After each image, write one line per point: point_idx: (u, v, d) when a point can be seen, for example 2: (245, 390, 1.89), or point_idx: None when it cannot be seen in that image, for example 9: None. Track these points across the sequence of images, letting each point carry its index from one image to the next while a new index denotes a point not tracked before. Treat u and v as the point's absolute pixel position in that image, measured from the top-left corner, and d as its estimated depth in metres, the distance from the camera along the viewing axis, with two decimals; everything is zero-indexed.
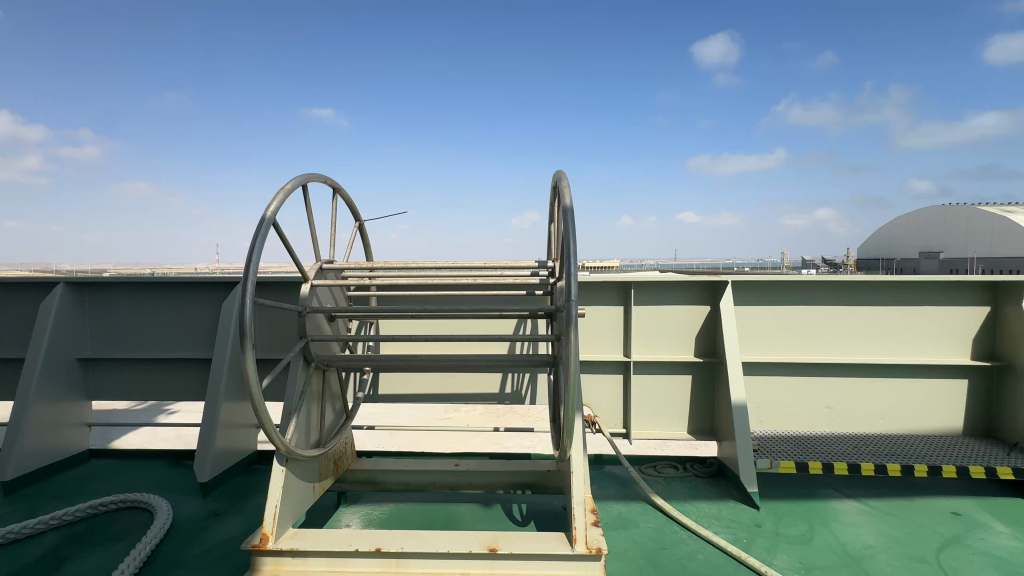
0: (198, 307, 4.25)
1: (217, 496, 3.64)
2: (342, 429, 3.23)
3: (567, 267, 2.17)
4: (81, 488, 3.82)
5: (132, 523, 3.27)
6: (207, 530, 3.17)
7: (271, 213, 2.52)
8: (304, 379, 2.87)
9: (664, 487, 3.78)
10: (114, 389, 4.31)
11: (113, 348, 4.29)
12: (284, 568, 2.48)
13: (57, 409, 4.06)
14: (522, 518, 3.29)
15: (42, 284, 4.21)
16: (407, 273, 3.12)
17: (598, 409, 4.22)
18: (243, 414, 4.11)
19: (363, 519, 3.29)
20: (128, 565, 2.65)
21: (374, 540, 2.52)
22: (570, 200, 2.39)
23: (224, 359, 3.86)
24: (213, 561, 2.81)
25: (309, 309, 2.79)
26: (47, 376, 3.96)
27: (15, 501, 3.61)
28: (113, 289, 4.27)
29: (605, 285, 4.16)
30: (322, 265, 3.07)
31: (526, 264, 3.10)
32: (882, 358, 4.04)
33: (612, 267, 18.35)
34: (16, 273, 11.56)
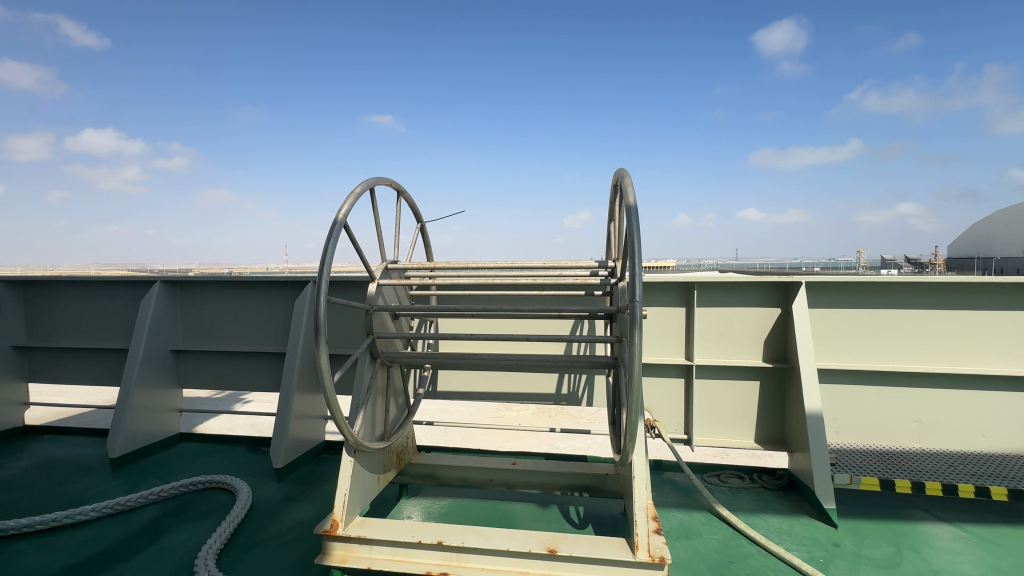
0: (274, 305, 4.56)
1: (290, 481, 3.88)
2: (404, 424, 3.35)
3: (631, 266, 2.09)
4: (173, 468, 4.21)
5: (216, 503, 3.55)
6: (282, 513, 3.39)
7: (342, 216, 2.64)
8: (371, 375, 3.00)
9: (728, 497, 3.61)
10: (201, 378, 4.72)
11: (200, 341, 4.69)
12: (352, 555, 2.59)
13: (154, 395, 4.50)
14: (579, 521, 3.24)
15: (143, 281, 4.67)
16: (467, 273, 3.17)
17: (657, 413, 4.08)
18: (314, 405, 4.36)
19: (424, 512, 3.37)
20: (214, 541, 2.88)
21: (436, 533, 2.59)
22: (633, 199, 2.32)
23: (298, 354, 4.13)
24: (288, 541, 3.01)
25: (376, 308, 2.91)
26: (147, 365, 4.40)
27: (119, 476, 4.03)
28: (201, 287, 4.66)
29: (667, 285, 4.03)
30: (387, 265, 3.18)
31: (585, 264, 3.05)
32: (1004, 369, 3.62)
33: (668, 267, 17.67)
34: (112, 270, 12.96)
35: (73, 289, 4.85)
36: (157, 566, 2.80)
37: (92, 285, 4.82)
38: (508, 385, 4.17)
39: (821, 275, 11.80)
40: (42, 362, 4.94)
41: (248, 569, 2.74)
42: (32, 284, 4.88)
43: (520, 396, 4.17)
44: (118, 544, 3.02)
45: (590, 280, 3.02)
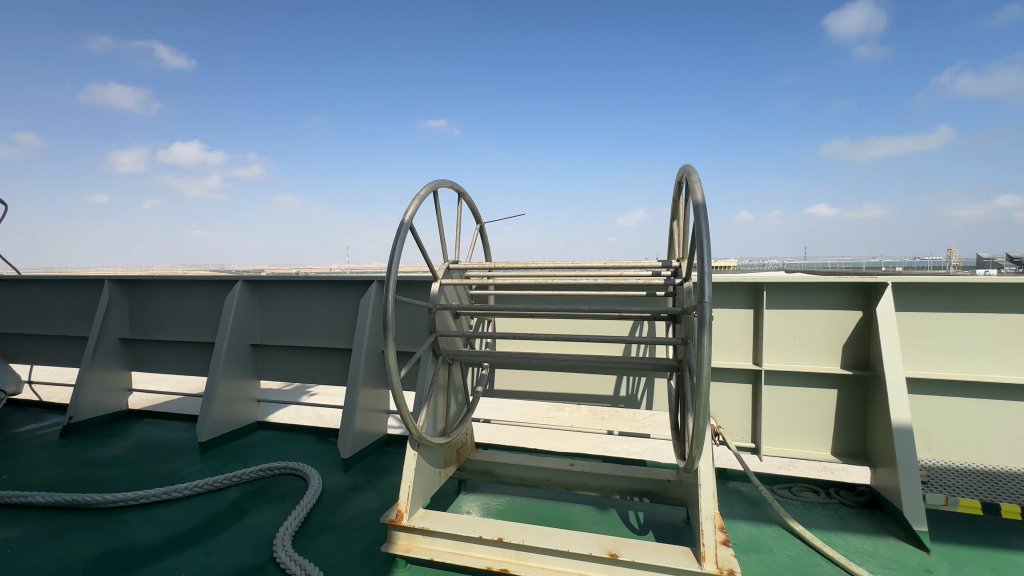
0: (342, 303, 4.81)
1: (355, 471, 4.08)
2: (464, 420, 3.42)
3: (701, 266, 2.00)
4: (252, 453, 4.54)
5: (291, 488, 3.80)
6: (349, 501, 3.57)
7: (408, 217, 2.72)
8: (433, 371, 3.09)
9: (801, 512, 3.39)
10: (277, 370, 5.06)
11: (276, 336, 5.04)
12: (416, 544, 2.69)
13: (236, 385, 4.88)
14: (640, 527, 3.16)
15: (227, 280, 5.08)
16: (527, 272, 3.18)
17: (722, 419, 3.90)
18: (377, 399, 4.55)
19: (482, 508, 3.42)
20: (290, 523, 3.08)
21: (496, 529, 2.63)
22: (702, 196, 2.23)
23: (363, 350, 4.33)
24: (356, 528, 3.16)
25: (439, 306, 2.99)
26: (230, 357, 4.78)
27: (207, 459, 4.41)
28: (277, 286, 5.00)
29: (733, 286, 3.85)
30: (449, 265, 3.26)
31: (648, 264, 2.98)
32: None
33: (728, 267, 16.88)
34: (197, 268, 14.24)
35: (169, 287, 5.37)
36: (241, 542, 3.04)
37: (185, 284, 5.30)
38: (564, 386, 4.15)
39: (899, 274, 10.86)
40: (143, 352, 5.50)
41: (320, 551, 2.90)
42: (135, 282, 5.44)
43: (577, 397, 4.13)
44: (207, 520, 3.30)
45: (653, 280, 2.94)
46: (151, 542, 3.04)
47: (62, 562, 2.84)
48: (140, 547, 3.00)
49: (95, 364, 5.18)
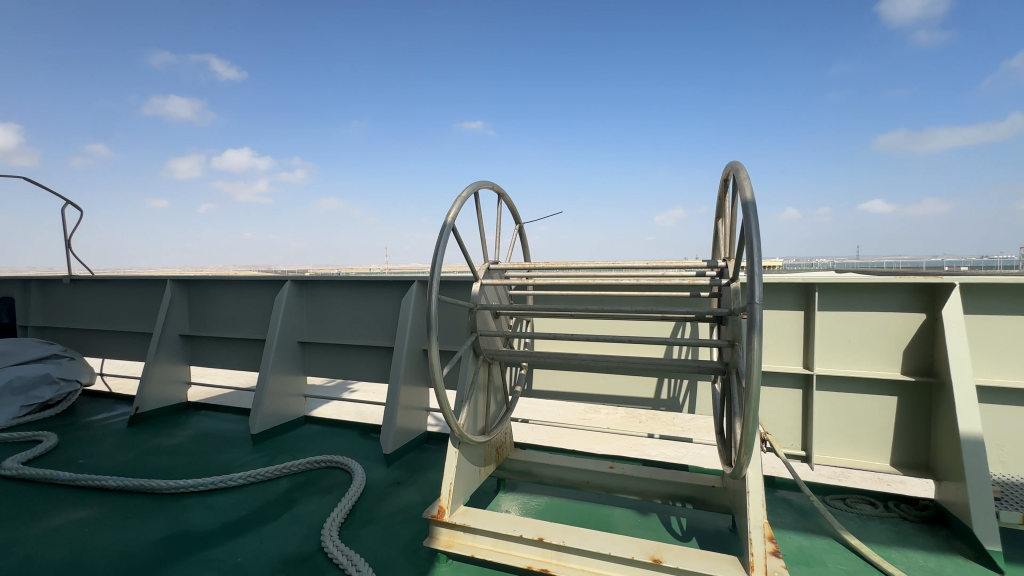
0: (384, 303, 4.94)
1: (397, 466, 4.18)
2: (503, 419, 3.44)
3: (750, 266, 1.94)
4: (299, 446, 4.73)
5: (336, 481, 3.94)
6: (392, 495, 3.66)
7: (450, 218, 2.73)
8: (473, 370, 3.13)
9: (857, 525, 3.21)
10: (322, 367, 5.26)
11: (322, 334, 5.23)
12: (457, 541, 2.74)
13: (285, 380, 5.10)
14: (683, 533, 3.09)
15: (276, 281, 5.31)
16: (567, 273, 3.16)
17: (770, 425, 3.75)
18: (417, 397, 4.65)
19: (521, 507, 3.43)
20: (337, 514, 3.20)
21: (536, 529, 2.64)
22: (751, 193, 2.15)
23: (404, 348, 4.43)
24: (399, 522, 3.24)
25: (480, 306, 3.02)
26: (280, 353, 5.00)
27: (258, 451, 4.63)
28: (323, 285, 5.19)
29: (782, 287, 3.70)
30: (489, 265, 3.28)
31: (693, 264, 2.90)
32: None
33: (773, 267, 16.22)
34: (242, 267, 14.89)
35: (224, 287, 5.67)
36: (292, 531, 3.17)
37: (238, 284, 5.59)
38: (603, 387, 4.10)
39: (960, 274, 10.18)
40: (200, 348, 5.83)
41: (365, 543, 2.99)
42: (194, 282, 5.78)
43: (617, 399, 4.07)
44: (260, 509, 3.47)
45: (698, 281, 2.86)
46: (210, 527, 3.23)
47: (131, 542, 3.06)
48: (201, 531, 3.18)
49: (158, 358, 5.53)
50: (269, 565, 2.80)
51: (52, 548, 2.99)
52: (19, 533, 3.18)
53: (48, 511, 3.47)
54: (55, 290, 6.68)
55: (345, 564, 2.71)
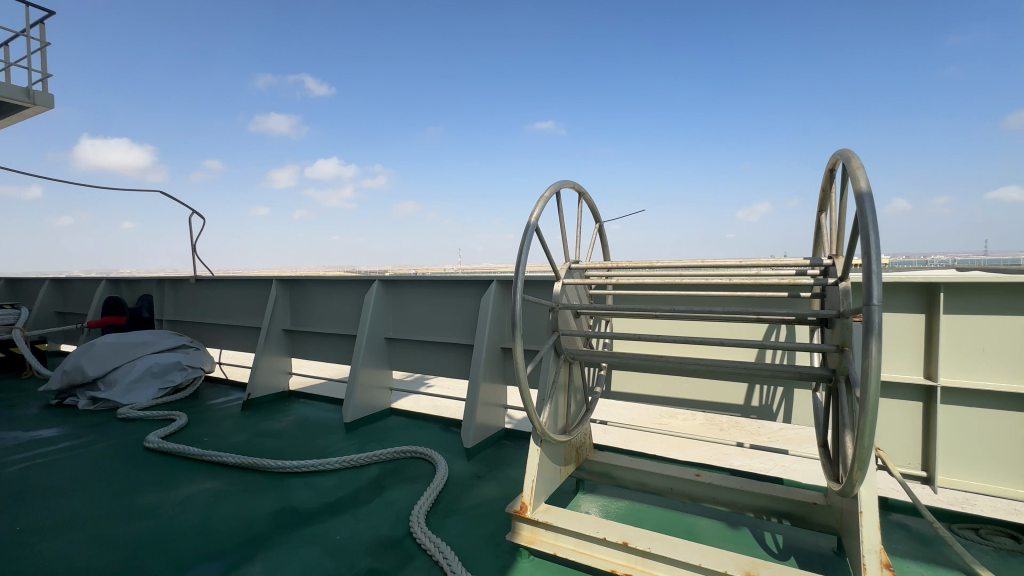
0: (464, 301, 5.11)
1: (477, 461, 4.30)
2: (583, 419, 3.42)
3: (868, 264, 1.76)
4: (386, 436, 5.03)
5: (421, 471, 4.14)
6: (473, 488, 3.78)
7: (534, 218, 2.73)
8: (555, 370, 3.14)
9: (994, 560, 2.81)
10: (406, 362, 5.55)
11: (406, 331, 5.52)
12: (539, 537, 2.77)
13: (374, 374, 5.45)
14: (779, 551, 2.88)
15: (366, 281, 5.69)
16: (651, 273, 3.07)
17: (882, 441, 3.38)
18: (496, 394, 4.75)
19: (601, 509, 3.39)
20: (424, 502, 3.37)
21: (620, 533, 2.60)
22: (866, 183, 1.94)
23: (484, 346, 4.55)
24: (481, 514, 3.34)
25: (561, 306, 3.02)
26: (369, 349, 5.35)
27: (350, 438, 4.98)
28: (407, 284, 5.48)
29: (897, 288, 3.32)
30: (570, 265, 3.27)
31: (793, 262, 2.69)
32: None
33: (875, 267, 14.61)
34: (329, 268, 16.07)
35: (321, 286, 6.18)
36: (383, 515, 3.39)
37: (332, 283, 6.06)
38: (688, 392, 3.92)
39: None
40: (300, 342, 6.39)
41: (451, 533, 3.12)
42: (295, 282, 6.36)
43: (703, 405, 3.88)
44: (355, 492, 3.74)
45: (799, 280, 2.65)
46: (313, 506, 3.54)
47: (248, 514, 3.43)
48: (305, 509, 3.50)
49: (265, 350, 6.15)
50: (365, 545, 3.01)
51: (187, 514, 3.44)
52: (161, 499, 3.69)
53: (182, 481, 3.99)
54: (184, 288, 7.66)
55: (433, 551, 2.84)
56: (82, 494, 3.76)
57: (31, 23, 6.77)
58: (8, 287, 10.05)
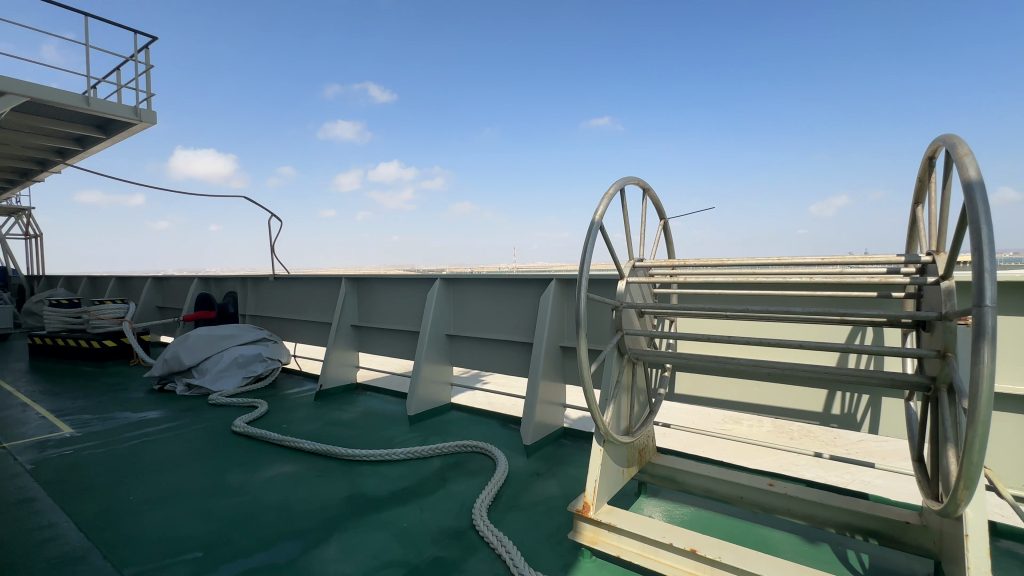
0: (523, 299, 5.15)
1: (537, 458, 4.32)
2: (647, 421, 3.34)
3: (976, 261, 1.59)
4: (448, 430, 5.17)
5: (482, 465, 4.23)
6: (533, 485, 3.80)
7: (598, 216, 2.68)
8: (618, 370, 3.09)
9: None
10: (466, 358, 5.68)
11: (466, 328, 5.65)
12: (602, 538, 2.74)
13: (435, 369, 5.62)
14: (865, 570, 2.68)
15: (428, 279, 5.88)
16: (721, 272, 2.94)
17: (989, 459, 3.03)
18: (555, 392, 4.75)
19: (665, 514, 3.29)
20: (487, 496, 3.44)
21: (688, 540, 2.54)
22: (976, 171, 1.75)
23: (544, 344, 4.57)
24: (542, 512, 3.36)
25: (625, 305, 2.96)
26: (431, 345, 5.53)
27: (414, 430, 5.17)
28: (468, 283, 5.61)
29: (1010, 289, 2.97)
30: (635, 262, 3.21)
31: (885, 260, 2.47)
32: None
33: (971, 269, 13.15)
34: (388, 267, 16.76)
35: (387, 284, 6.46)
36: (447, 506, 3.50)
37: (397, 281, 6.31)
38: (760, 397, 3.70)
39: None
40: (367, 337, 6.72)
41: (512, 527, 3.16)
42: (362, 280, 6.69)
43: (776, 411, 3.66)
44: (420, 482, 3.89)
45: (892, 279, 2.43)
46: (382, 493, 3.72)
47: (323, 497, 3.66)
48: (374, 496, 3.68)
49: (335, 344, 6.52)
50: (431, 534, 3.12)
51: (269, 494, 3.73)
52: (248, 478, 4.03)
53: (265, 464, 4.33)
54: (264, 286, 8.28)
55: (496, 544, 2.89)
56: (181, 471, 4.18)
57: (138, 50, 7.65)
58: (118, 285, 11.36)
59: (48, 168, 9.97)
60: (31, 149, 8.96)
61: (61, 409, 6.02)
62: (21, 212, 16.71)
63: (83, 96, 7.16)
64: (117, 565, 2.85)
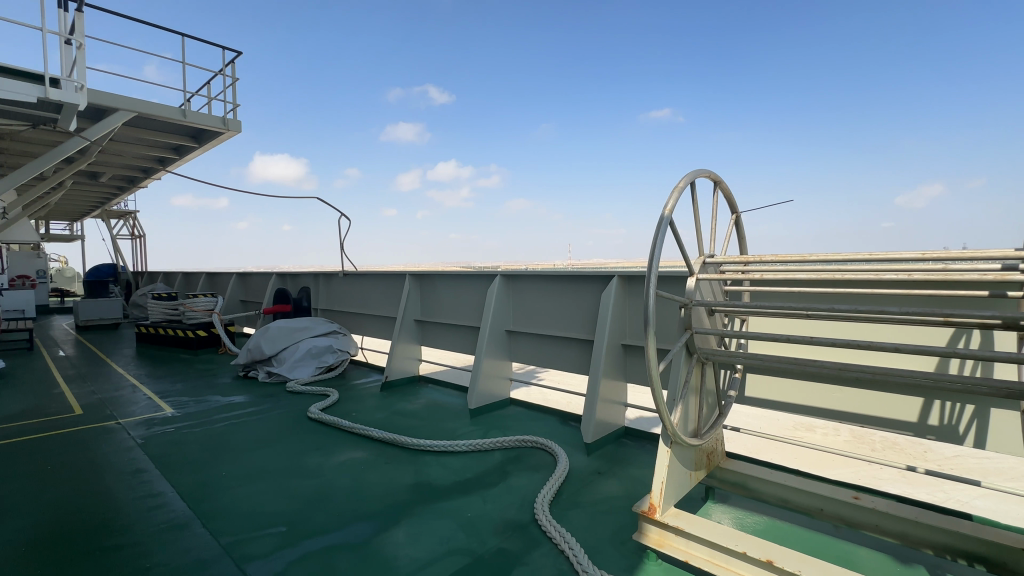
0: (584, 296, 5.11)
1: (597, 457, 4.28)
2: (717, 424, 3.22)
3: None
4: (507, 424, 5.25)
5: (543, 461, 4.25)
6: (595, 484, 3.77)
7: (667, 211, 2.60)
8: (686, 371, 2.99)
9: None
10: (525, 354, 5.72)
11: (526, 324, 5.69)
12: (668, 542, 2.67)
13: (495, 364, 5.70)
14: None
15: (488, 275, 5.98)
16: (801, 269, 2.76)
17: None
18: (616, 391, 4.68)
19: (736, 522, 3.12)
20: (548, 492, 3.46)
21: (763, 550, 2.43)
22: None
23: (605, 342, 4.51)
24: (604, 511, 3.32)
25: (695, 302, 2.85)
26: (492, 340, 5.62)
27: (475, 423, 5.29)
28: (528, 279, 5.64)
29: None
30: (705, 259, 3.09)
31: (1001, 255, 2.20)
32: None
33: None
34: (443, 265, 17.09)
35: (448, 280, 6.63)
36: (509, 499, 3.55)
37: (458, 277, 6.47)
38: (843, 404, 3.44)
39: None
40: (429, 332, 6.95)
41: (574, 524, 3.16)
42: (425, 276, 6.91)
43: (862, 419, 3.38)
44: (482, 474, 3.99)
45: (1009, 276, 2.16)
46: (446, 482, 3.84)
47: (392, 483, 3.84)
48: (439, 484, 3.81)
49: (400, 338, 6.79)
50: (494, 525, 3.19)
51: (343, 477, 3.97)
52: (323, 462, 4.31)
53: (338, 449, 4.60)
54: (334, 282, 8.78)
55: (559, 540, 2.90)
56: (265, 452, 4.54)
57: (226, 64, 8.32)
58: (208, 280, 12.48)
59: (151, 174, 11.13)
60: (138, 157, 10.02)
61: (163, 391, 6.72)
62: (127, 214, 18.75)
63: (179, 109, 7.88)
64: (214, 534, 3.15)
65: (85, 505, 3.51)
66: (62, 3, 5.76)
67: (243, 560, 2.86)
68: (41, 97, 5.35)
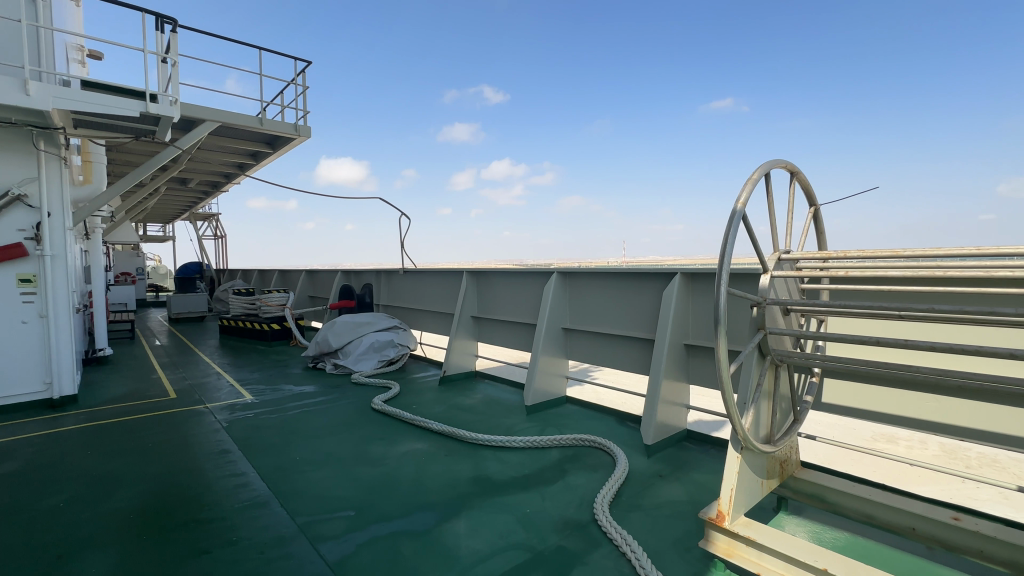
0: (644, 294, 4.98)
1: (658, 459, 4.16)
2: (791, 432, 3.03)
3: None
4: (564, 422, 5.22)
5: (602, 461, 4.19)
6: (656, 487, 3.67)
7: (739, 204, 2.46)
8: (758, 373, 2.83)
9: None
10: (582, 352, 5.66)
11: (582, 322, 5.63)
12: (738, 552, 2.56)
13: (552, 362, 5.69)
14: None
15: (545, 272, 5.97)
16: (890, 267, 2.53)
17: None
18: (678, 392, 4.52)
19: (812, 535, 2.93)
20: (608, 492, 3.41)
21: (847, 568, 2.26)
22: None
23: (667, 341, 4.36)
24: (667, 515, 3.22)
25: (769, 301, 2.69)
26: (548, 337, 5.62)
27: (531, 420, 5.31)
28: (585, 277, 5.58)
29: None
30: (780, 254, 2.91)
31: None
32: None
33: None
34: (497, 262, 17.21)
35: (504, 277, 6.70)
36: (567, 497, 3.53)
37: (514, 274, 6.51)
38: (939, 415, 3.11)
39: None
40: (485, 328, 7.05)
41: (635, 527, 3.09)
42: (482, 274, 7.02)
43: (962, 432, 3.04)
44: (540, 471, 4.00)
45: None
46: (504, 477, 3.89)
47: (451, 475, 3.94)
48: (497, 479, 3.86)
49: (457, 333, 6.95)
50: (553, 522, 3.18)
51: (405, 467, 4.12)
52: (387, 451, 4.49)
53: (400, 440, 4.78)
54: (394, 278, 9.12)
55: (620, 542, 2.85)
56: (333, 439, 4.80)
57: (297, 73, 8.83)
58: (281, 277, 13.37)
59: (232, 179, 12.05)
60: (220, 164, 10.89)
61: (244, 379, 7.28)
62: (212, 216, 20.44)
63: (256, 117, 8.48)
64: (291, 513, 3.37)
65: (180, 481, 3.88)
66: (159, 26, 6.34)
67: (317, 540, 3.05)
68: (142, 112, 5.87)
